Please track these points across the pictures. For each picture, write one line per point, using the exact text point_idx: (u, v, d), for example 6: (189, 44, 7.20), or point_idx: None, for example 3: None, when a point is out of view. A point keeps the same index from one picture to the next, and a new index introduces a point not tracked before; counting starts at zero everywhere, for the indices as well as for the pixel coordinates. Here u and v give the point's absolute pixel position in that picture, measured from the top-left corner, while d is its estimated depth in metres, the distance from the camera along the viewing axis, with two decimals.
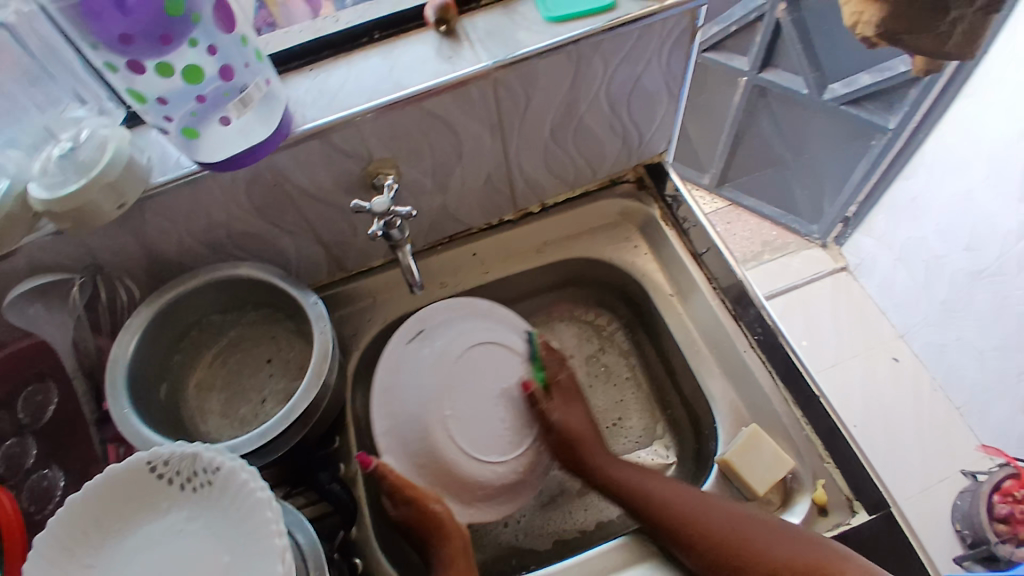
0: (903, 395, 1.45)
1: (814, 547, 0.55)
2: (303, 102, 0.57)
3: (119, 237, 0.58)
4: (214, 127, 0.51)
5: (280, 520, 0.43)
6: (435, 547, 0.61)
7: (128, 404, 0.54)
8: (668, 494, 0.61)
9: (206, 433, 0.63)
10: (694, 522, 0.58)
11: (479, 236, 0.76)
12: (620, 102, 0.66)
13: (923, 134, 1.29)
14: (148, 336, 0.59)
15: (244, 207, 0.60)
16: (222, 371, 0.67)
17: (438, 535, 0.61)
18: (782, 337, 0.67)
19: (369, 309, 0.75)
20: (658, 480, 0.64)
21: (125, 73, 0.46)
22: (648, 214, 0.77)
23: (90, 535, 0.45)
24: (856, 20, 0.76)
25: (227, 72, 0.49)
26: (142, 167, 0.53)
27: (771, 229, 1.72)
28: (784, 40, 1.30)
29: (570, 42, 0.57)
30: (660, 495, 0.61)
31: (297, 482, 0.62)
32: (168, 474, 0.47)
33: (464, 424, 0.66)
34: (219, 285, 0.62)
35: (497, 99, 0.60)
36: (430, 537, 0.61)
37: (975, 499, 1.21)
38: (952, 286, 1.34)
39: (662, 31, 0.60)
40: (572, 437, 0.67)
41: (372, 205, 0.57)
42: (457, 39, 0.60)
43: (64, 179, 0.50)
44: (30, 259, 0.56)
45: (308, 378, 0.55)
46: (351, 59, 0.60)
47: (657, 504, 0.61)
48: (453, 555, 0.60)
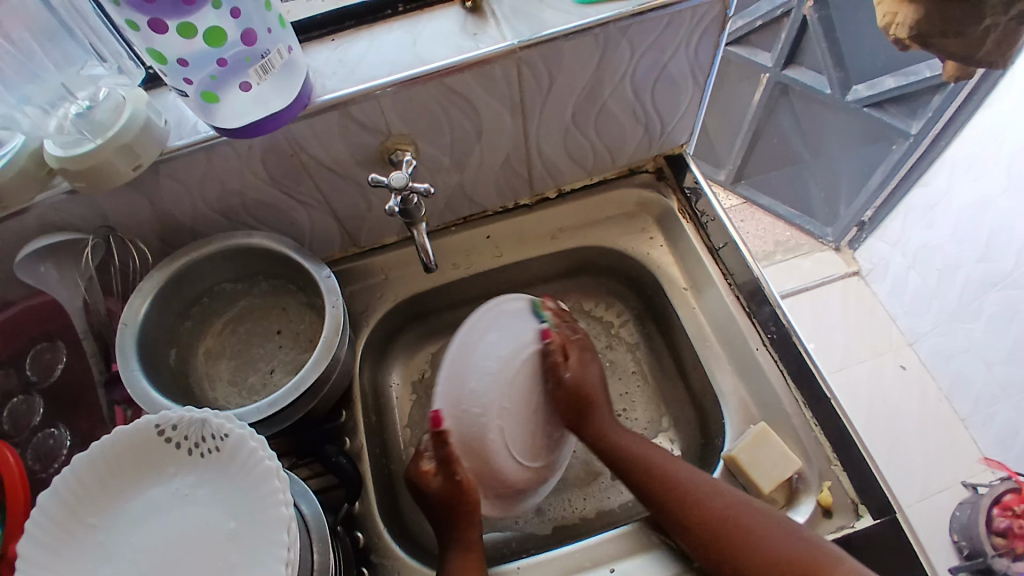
0: (907, 403, 1.44)
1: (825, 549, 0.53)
2: (323, 72, 0.57)
3: (134, 200, 0.57)
4: (233, 93, 0.50)
5: (288, 490, 0.43)
6: (452, 533, 0.60)
7: (137, 367, 0.54)
8: (673, 468, 0.61)
9: (213, 402, 0.63)
10: (700, 503, 0.58)
11: (492, 219, 0.76)
12: (643, 89, 0.65)
13: (945, 141, 1.28)
14: (159, 301, 0.59)
15: (261, 176, 0.59)
16: (230, 341, 0.67)
17: (453, 519, 0.60)
18: (797, 336, 0.67)
19: (379, 286, 0.75)
20: (664, 454, 0.63)
21: (147, 32, 0.45)
22: (666, 205, 0.76)
23: (96, 497, 0.45)
24: (890, 21, 0.74)
25: (249, 37, 0.48)
26: (161, 130, 0.53)
27: (784, 230, 1.71)
28: (809, 39, 1.28)
29: (598, 24, 0.56)
30: (669, 479, 0.60)
31: (303, 455, 0.62)
32: (176, 439, 0.46)
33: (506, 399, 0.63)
34: (233, 253, 0.62)
35: (521, 80, 0.59)
36: (447, 520, 0.60)
37: (974, 511, 1.21)
38: (965, 294, 1.35)
39: (691, 19, 0.59)
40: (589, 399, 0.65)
41: (391, 180, 0.56)
42: (483, 17, 0.59)
43: (79, 138, 0.51)
44: (44, 218, 0.56)
45: (318, 351, 0.55)
46: (373, 31, 0.60)
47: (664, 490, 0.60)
48: (467, 539, 0.60)
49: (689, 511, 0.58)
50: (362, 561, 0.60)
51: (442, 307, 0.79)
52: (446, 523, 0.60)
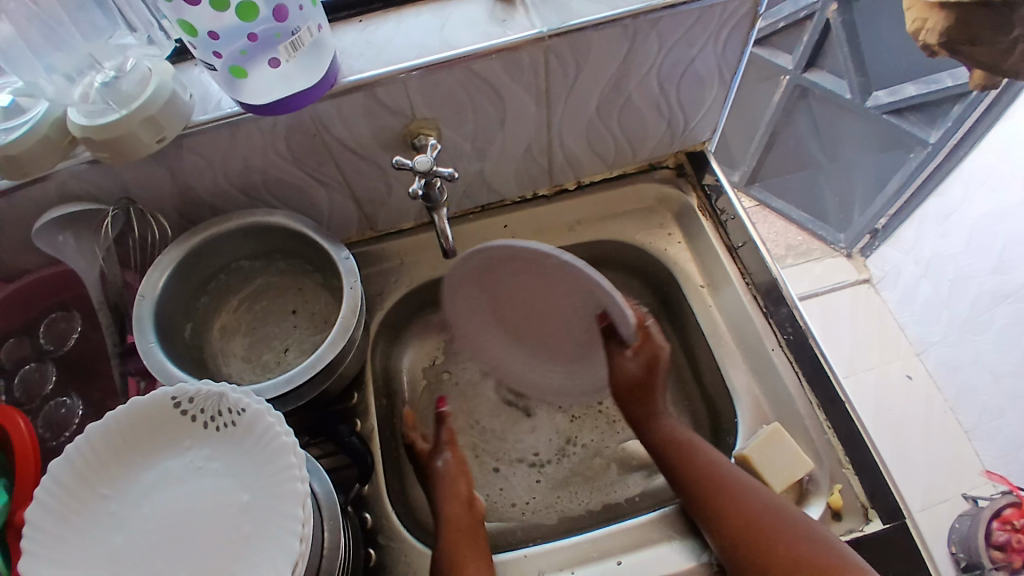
0: (911, 413, 1.43)
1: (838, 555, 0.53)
2: (351, 52, 0.56)
3: (155, 172, 0.57)
4: (261, 68, 0.50)
5: (303, 466, 0.43)
6: (445, 504, 0.61)
7: (153, 339, 0.54)
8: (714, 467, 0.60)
9: (226, 377, 0.63)
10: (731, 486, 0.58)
11: (510, 208, 0.76)
12: (669, 84, 0.65)
13: (965, 150, 1.26)
14: (177, 274, 0.58)
15: (283, 154, 0.59)
16: (245, 318, 0.67)
17: (446, 491, 0.62)
18: (814, 340, 0.67)
19: (394, 271, 0.75)
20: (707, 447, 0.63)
21: (179, 2, 0.44)
22: (685, 201, 0.76)
23: (111, 465, 0.45)
24: (919, 27, 0.74)
25: (281, 14, 0.47)
26: (186, 104, 0.53)
27: (797, 234, 1.70)
28: (832, 42, 1.27)
29: (628, 15, 0.56)
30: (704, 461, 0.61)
31: (314, 433, 0.62)
32: (192, 412, 0.46)
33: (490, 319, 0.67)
34: (252, 230, 0.61)
35: (548, 68, 0.59)
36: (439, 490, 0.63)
37: (974, 523, 1.21)
38: (976, 305, 1.35)
39: (722, 14, 0.58)
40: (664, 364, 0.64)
41: (415, 163, 0.56)
42: (512, 4, 0.59)
43: (105, 108, 0.50)
44: (64, 185, 0.56)
45: (335, 331, 0.55)
46: (402, 14, 0.59)
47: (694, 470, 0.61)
48: (451, 511, 0.61)
49: (721, 512, 0.57)
50: (367, 543, 0.59)
51: None
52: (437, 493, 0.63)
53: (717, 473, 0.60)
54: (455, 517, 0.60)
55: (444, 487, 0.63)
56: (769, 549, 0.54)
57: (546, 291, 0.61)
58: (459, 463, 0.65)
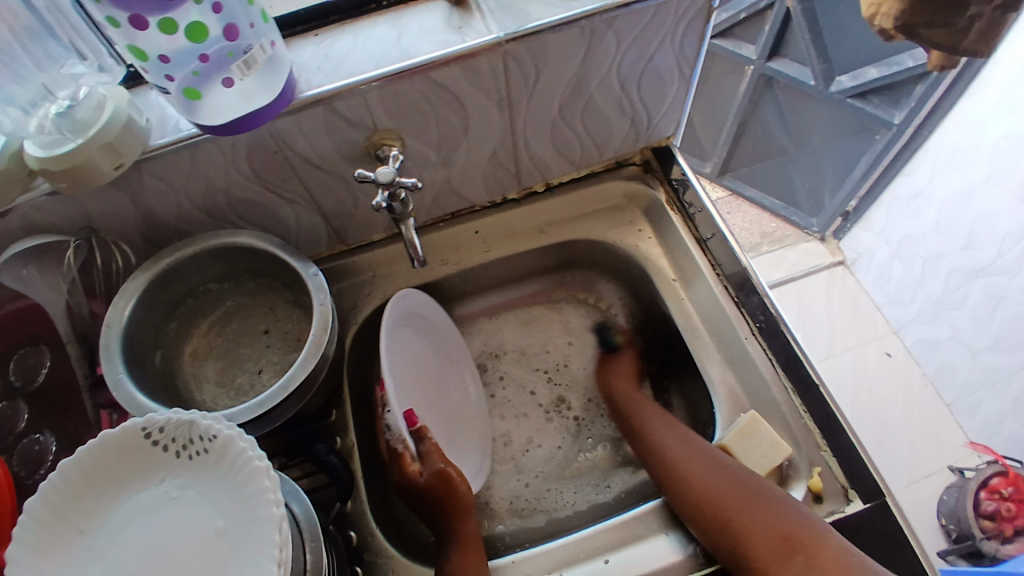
0: (892, 390, 1.45)
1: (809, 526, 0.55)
2: (308, 67, 0.56)
3: (116, 200, 0.56)
4: (217, 89, 0.49)
5: (278, 489, 0.43)
6: (452, 525, 0.61)
7: (122, 369, 0.53)
8: (680, 448, 0.65)
9: (201, 402, 0.63)
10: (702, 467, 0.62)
11: (480, 214, 0.75)
12: (630, 82, 0.65)
13: (929, 129, 1.28)
14: (145, 301, 0.58)
15: (246, 173, 0.59)
16: (217, 341, 0.66)
17: (458, 510, 0.61)
18: (785, 325, 0.67)
19: (368, 283, 0.74)
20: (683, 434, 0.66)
21: (128, 29, 0.44)
22: (654, 197, 0.76)
23: (85, 499, 0.44)
24: (874, 12, 0.75)
25: (231, 33, 0.47)
26: (142, 128, 0.52)
27: (770, 222, 1.73)
28: (793, 30, 1.29)
29: (583, 16, 0.56)
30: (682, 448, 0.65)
31: (292, 454, 0.61)
32: (164, 441, 0.46)
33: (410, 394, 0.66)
34: (217, 253, 0.61)
35: (507, 73, 0.59)
36: (445, 513, 0.61)
37: (962, 494, 1.24)
38: (948, 283, 1.35)
39: (677, 10, 0.58)
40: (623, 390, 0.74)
41: (378, 175, 0.55)
42: (468, 10, 0.59)
43: (61, 138, 0.50)
44: (25, 217, 0.55)
45: (307, 350, 0.55)
46: (358, 26, 0.59)
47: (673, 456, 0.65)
48: (466, 532, 0.61)
49: (690, 486, 0.61)
50: (354, 560, 0.59)
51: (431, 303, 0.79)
52: (439, 518, 0.61)
53: (682, 454, 0.64)
54: (467, 538, 0.60)
55: (453, 507, 0.61)
56: (732, 518, 0.57)
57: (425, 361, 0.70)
58: (447, 471, 0.61)
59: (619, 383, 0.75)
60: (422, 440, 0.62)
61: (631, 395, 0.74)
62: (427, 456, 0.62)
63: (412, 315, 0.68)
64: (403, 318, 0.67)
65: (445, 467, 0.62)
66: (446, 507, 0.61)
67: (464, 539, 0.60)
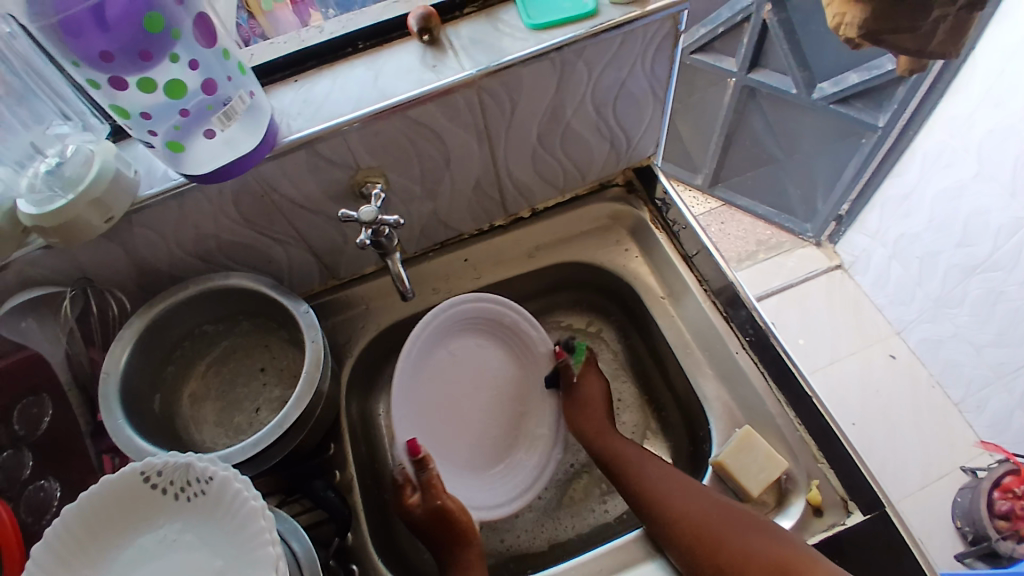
0: (899, 391, 1.45)
1: (801, 549, 0.55)
2: (288, 112, 0.57)
3: (110, 250, 0.58)
4: (199, 141, 0.51)
5: (274, 528, 0.44)
6: (458, 552, 0.62)
7: (120, 416, 0.54)
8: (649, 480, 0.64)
9: (199, 444, 0.64)
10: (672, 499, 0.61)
11: (468, 242, 0.77)
12: (606, 107, 0.67)
13: (914, 131, 1.29)
14: (140, 348, 0.59)
15: (234, 218, 0.60)
16: (215, 382, 0.67)
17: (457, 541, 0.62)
18: (775, 338, 0.67)
19: (360, 316, 0.75)
20: (645, 464, 0.66)
21: (109, 89, 0.46)
22: (638, 216, 0.77)
23: (87, 546, 0.45)
24: (839, 22, 0.77)
25: (210, 86, 0.49)
26: (131, 180, 0.54)
27: (765, 229, 1.74)
28: (772, 41, 1.30)
29: (553, 48, 0.57)
30: (642, 483, 0.64)
31: (291, 491, 0.62)
32: (162, 484, 0.47)
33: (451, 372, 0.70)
34: (211, 296, 0.63)
35: (483, 107, 0.60)
36: (450, 541, 0.62)
37: (976, 494, 1.23)
38: (946, 280, 1.34)
39: (645, 36, 0.60)
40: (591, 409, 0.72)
41: (360, 214, 0.57)
42: (442, 48, 0.60)
43: (51, 195, 0.51)
44: (22, 271, 0.57)
45: (300, 388, 0.56)
46: (337, 69, 0.61)
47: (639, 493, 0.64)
48: (471, 561, 0.62)
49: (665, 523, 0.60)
50: None
51: None
52: (445, 545, 0.62)
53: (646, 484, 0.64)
54: (469, 567, 0.62)
55: (454, 535, 0.62)
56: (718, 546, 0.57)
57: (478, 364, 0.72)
58: (446, 507, 0.62)
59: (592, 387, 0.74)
60: (424, 470, 0.63)
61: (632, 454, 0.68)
62: (427, 489, 0.63)
63: (496, 325, 0.72)
64: (468, 320, 0.70)
65: (443, 503, 0.62)
66: (451, 536, 0.62)
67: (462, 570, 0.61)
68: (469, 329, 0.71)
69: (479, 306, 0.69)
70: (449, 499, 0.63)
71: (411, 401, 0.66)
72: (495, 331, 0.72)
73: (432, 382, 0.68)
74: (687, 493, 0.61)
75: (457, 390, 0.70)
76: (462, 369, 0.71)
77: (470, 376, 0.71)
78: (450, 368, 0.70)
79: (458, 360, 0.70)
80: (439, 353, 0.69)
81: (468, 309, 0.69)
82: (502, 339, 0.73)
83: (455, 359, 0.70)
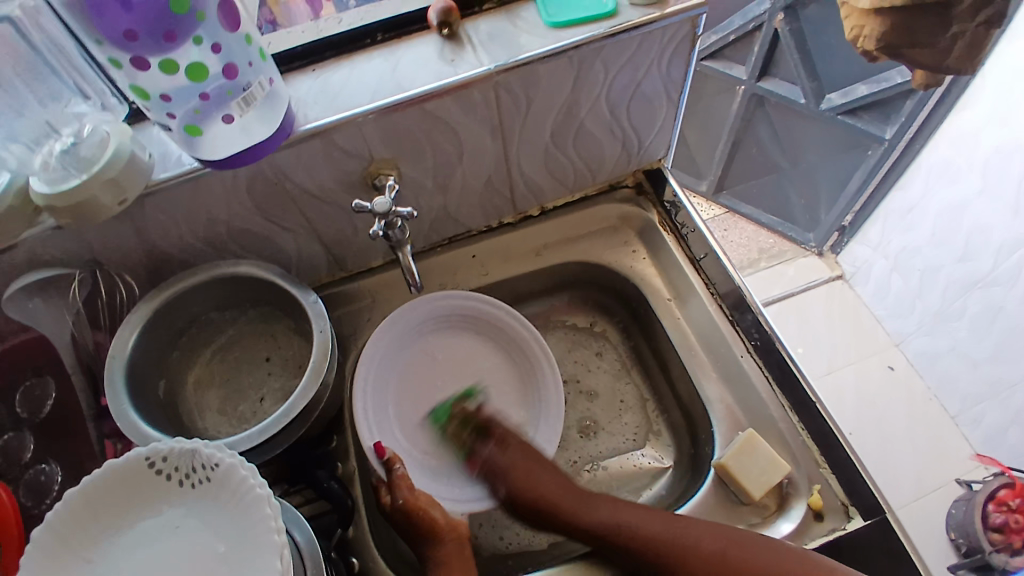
0: (895, 404, 1.45)
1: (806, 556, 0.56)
2: (305, 101, 0.57)
3: (121, 233, 0.58)
4: (217, 125, 0.50)
5: (280, 516, 0.44)
6: (429, 548, 0.59)
7: (126, 399, 0.54)
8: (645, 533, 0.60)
9: (202, 431, 0.64)
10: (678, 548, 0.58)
11: (477, 239, 0.77)
12: (619, 108, 0.67)
13: (919, 145, 1.30)
14: (147, 332, 0.59)
15: (246, 206, 0.60)
16: (219, 369, 0.67)
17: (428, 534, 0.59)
18: (780, 342, 0.68)
19: (367, 309, 0.75)
20: (627, 513, 0.62)
21: (130, 69, 0.46)
22: (646, 218, 0.78)
23: (89, 528, 0.45)
24: (857, 34, 0.78)
25: (231, 71, 0.49)
26: (145, 163, 0.53)
27: (767, 237, 1.74)
28: (782, 51, 1.31)
29: (572, 47, 0.58)
30: (644, 538, 0.60)
31: (295, 481, 0.62)
32: (167, 470, 0.47)
33: (432, 373, 0.72)
34: (219, 283, 0.62)
35: (499, 103, 0.60)
36: (422, 534, 0.60)
37: (969, 507, 1.23)
38: (946, 294, 1.35)
39: (663, 38, 0.60)
40: (522, 480, 0.65)
41: (374, 205, 0.57)
42: (460, 43, 0.60)
43: (66, 174, 0.51)
44: (31, 252, 0.56)
45: (307, 377, 0.55)
46: (354, 60, 0.61)
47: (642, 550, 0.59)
48: (448, 556, 0.59)
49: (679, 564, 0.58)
50: None
51: None
52: (416, 539, 0.60)
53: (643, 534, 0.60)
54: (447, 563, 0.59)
55: (423, 531, 0.60)
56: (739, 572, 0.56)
57: (465, 361, 0.73)
58: (413, 498, 0.60)
59: (540, 484, 0.65)
60: (390, 471, 0.61)
61: (606, 509, 0.63)
62: (396, 485, 0.61)
63: (482, 323, 0.73)
64: (441, 317, 0.72)
65: (408, 497, 0.60)
66: (421, 530, 0.60)
67: (438, 563, 0.58)
68: (451, 330, 0.73)
69: (445, 301, 0.71)
70: (418, 494, 0.60)
71: (382, 400, 0.68)
72: (478, 331, 0.73)
73: (413, 381, 0.71)
74: (671, 531, 0.59)
75: (439, 392, 0.71)
76: (447, 367, 0.72)
77: (462, 375, 0.72)
78: (433, 369, 0.72)
79: (440, 358, 0.72)
80: (419, 352, 0.72)
81: (440, 304, 0.71)
82: (490, 338, 0.73)
83: (439, 357, 0.72)
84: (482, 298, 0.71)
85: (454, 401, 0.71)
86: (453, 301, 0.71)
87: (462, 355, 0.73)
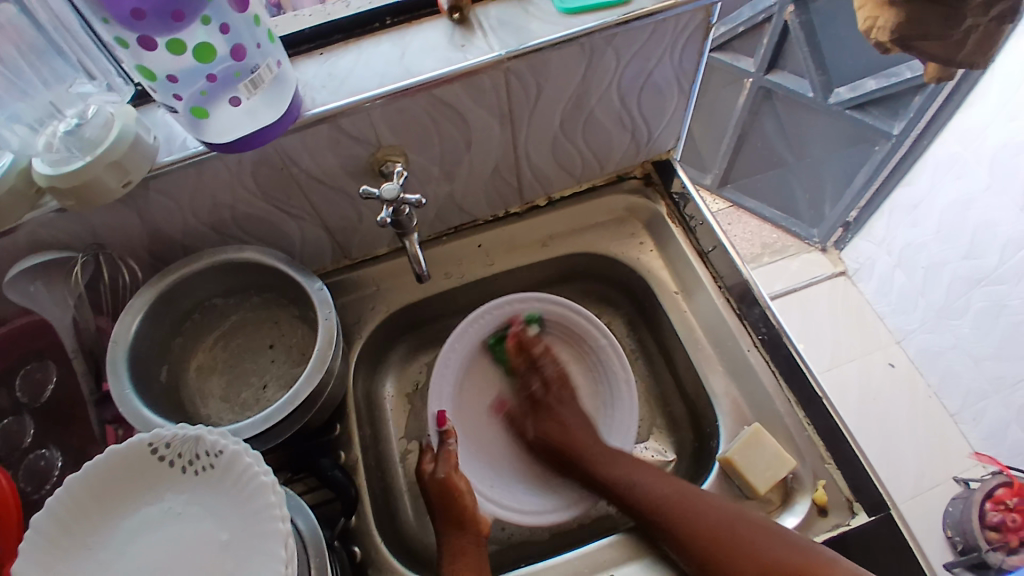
0: (895, 401, 1.45)
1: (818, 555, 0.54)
2: (313, 85, 0.57)
3: (124, 216, 0.57)
4: (223, 107, 0.50)
5: (283, 504, 0.43)
6: (451, 535, 0.61)
7: (128, 385, 0.53)
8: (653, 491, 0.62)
9: (205, 418, 0.63)
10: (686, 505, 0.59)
11: (482, 228, 0.77)
12: (629, 98, 0.66)
13: (927, 141, 1.29)
14: (150, 316, 0.58)
15: (251, 190, 0.59)
16: (222, 355, 0.67)
17: (455, 522, 0.61)
18: (787, 337, 0.67)
19: (371, 297, 0.75)
20: (645, 472, 0.64)
21: (136, 49, 0.45)
22: (654, 209, 0.77)
23: (91, 513, 0.44)
24: (870, 25, 0.76)
25: (239, 52, 0.48)
26: (150, 146, 0.52)
27: (771, 232, 1.74)
28: (791, 43, 1.30)
29: (583, 34, 0.57)
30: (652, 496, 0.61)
31: (297, 470, 0.62)
32: (171, 456, 0.46)
33: (491, 374, 0.74)
34: (224, 269, 0.62)
35: (509, 90, 0.60)
36: (450, 520, 0.61)
37: (967, 504, 1.24)
38: (949, 292, 1.34)
39: (675, 27, 0.59)
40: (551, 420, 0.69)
41: (382, 192, 0.56)
42: (470, 28, 0.59)
43: (69, 156, 0.50)
44: (32, 234, 0.55)
45: (312, 365, 0.55)
46: (361, 44, 0.60)
47: (650, 505, 0.61)
48: (461, 546, 0.60)
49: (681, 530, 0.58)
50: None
51: (433, 316, 0.79)
52: (444, 522, 0.61)
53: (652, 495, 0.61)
54: (463, 552, 0.59)
55: (451, 516, 0.61)
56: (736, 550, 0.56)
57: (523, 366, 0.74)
58: (451, 480, 0.62)
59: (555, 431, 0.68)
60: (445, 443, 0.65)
61: (626, 467, 0.65)
62: (442, 460, 0.64)
63: (559, 325, 0.73)
64: (514, 320, 0.73)
65: (449, 477, 0.62)
66: (450, 515, 0.61)
67: (455, 551, 0.59)
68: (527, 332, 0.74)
69: (522, 303, 0.72)
70: (456, 476, 0.62)
71: (444, 397, 0.70)
72: (556, 334, 0.74)
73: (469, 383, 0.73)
74: (682, 496, 0.60)
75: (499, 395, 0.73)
76: (506, 372, 0.74)
77: (526, 380, 0.73)
78: (497, 371, 0.73)
79: (502, 360, 0.74)
80: (479, 355, 0.73)
81: (500, 310, 0.72)
82: (561, 339, 0.74)
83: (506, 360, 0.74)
84: (548, 300, 0.72)
85: (515, 405, 0.73)
86: (497, 307, 0.72)
87: (526, 360, 0.74)
